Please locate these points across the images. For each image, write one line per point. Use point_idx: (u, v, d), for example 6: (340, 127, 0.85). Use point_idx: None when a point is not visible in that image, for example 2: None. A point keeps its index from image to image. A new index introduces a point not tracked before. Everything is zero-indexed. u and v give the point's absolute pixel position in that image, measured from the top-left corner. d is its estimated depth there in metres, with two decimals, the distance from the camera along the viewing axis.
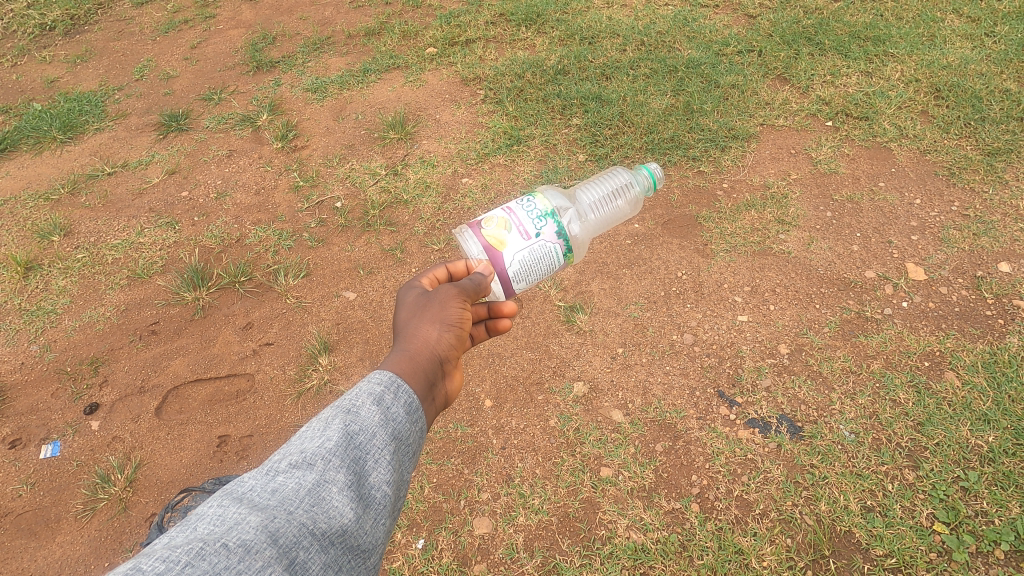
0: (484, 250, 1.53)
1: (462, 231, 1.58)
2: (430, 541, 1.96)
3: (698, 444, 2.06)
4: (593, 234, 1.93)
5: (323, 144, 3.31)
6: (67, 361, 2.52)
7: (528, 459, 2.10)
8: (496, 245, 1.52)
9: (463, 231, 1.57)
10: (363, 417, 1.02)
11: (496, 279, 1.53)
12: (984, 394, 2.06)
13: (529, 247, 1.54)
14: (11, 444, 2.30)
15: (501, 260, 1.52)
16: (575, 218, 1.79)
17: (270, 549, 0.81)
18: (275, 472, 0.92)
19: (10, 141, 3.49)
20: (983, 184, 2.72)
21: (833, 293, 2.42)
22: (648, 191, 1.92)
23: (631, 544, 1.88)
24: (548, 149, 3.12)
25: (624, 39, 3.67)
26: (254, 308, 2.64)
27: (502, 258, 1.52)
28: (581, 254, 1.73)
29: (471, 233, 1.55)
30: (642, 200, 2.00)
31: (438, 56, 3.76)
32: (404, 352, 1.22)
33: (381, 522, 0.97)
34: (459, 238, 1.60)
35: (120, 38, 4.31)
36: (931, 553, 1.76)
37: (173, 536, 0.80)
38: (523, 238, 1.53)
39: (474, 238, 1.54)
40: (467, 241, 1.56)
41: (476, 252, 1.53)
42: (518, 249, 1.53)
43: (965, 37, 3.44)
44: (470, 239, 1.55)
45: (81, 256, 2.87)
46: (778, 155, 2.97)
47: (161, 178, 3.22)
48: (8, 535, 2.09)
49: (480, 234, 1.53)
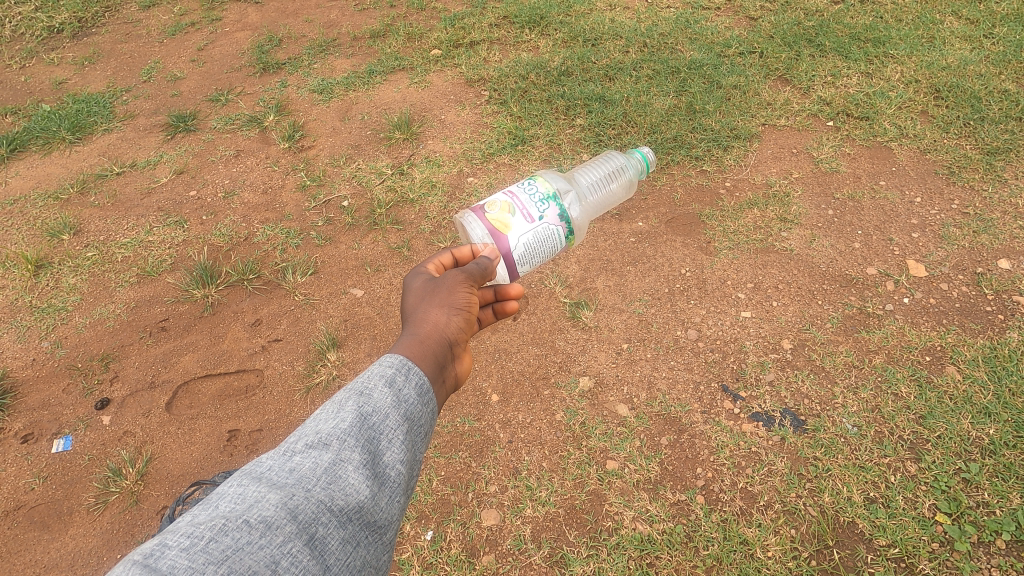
0: (492, 232, 1.57)
1: (467, 218, 1.63)
2: (439, 533, 1.98)
3: (703, 438, 2.09)
4: (591, 216, 2.00)
5: (329, 145, 3.34)
6: (78, 357, 2.55)
7: (534, 452, 2.13)
8: (502, 227, 1.56)
9: (470, 218, 1.61)
10: (376, 399, 1.04)
11: (502, 262, 1.56)
12: (984, 387, 2.09)
13: (532, 228, 1.57)
14: (23, 438, 2.33)
15: (508, 240, 1.55)
16: (576, 201, 1.81)
17: (290, 524, 0.84)
18: (292, 452, 0.95)
19: (19, 142, 3.53)
20: (983, 182, 2.76)
21: (834, 290, 2.45)
22: (641, 174, 1.96)
23: (638, 535, 1.90)
24: (552, 149, 3.16)
25: (626, 41, 3.72)
26: (262, 305, 2.67)
27: (509, 239, 1.56)
28: (582, 235, 1.76)
29: (479, 217, 1.59)
30: (635, 183, 2.08)
31: (443, 58, 3.81)
32: (413, 336, 1.24)
33: (396, 500, 0.99)
34: (464, 224, 1.65)
35: (126, 41, 4.36)
36: (933, 543, 1.79)
37: (196, 514, 0.83)
38: (527, 218, 1.57)
39: (481, 222, 1.59)
40: (474, 226, 1.59)
41: (486, 233, 1.57)
42: (524, 229, 1.56)
43: (964, 39, 3.48)
44: (479, 222, 1.59)
45: (91, 255, 2.91)
46: (780, 154, 3.00)
47: (169, 178, 3.25)
48: (21, 527, 2.11)
49: (488, 217, 1.58)
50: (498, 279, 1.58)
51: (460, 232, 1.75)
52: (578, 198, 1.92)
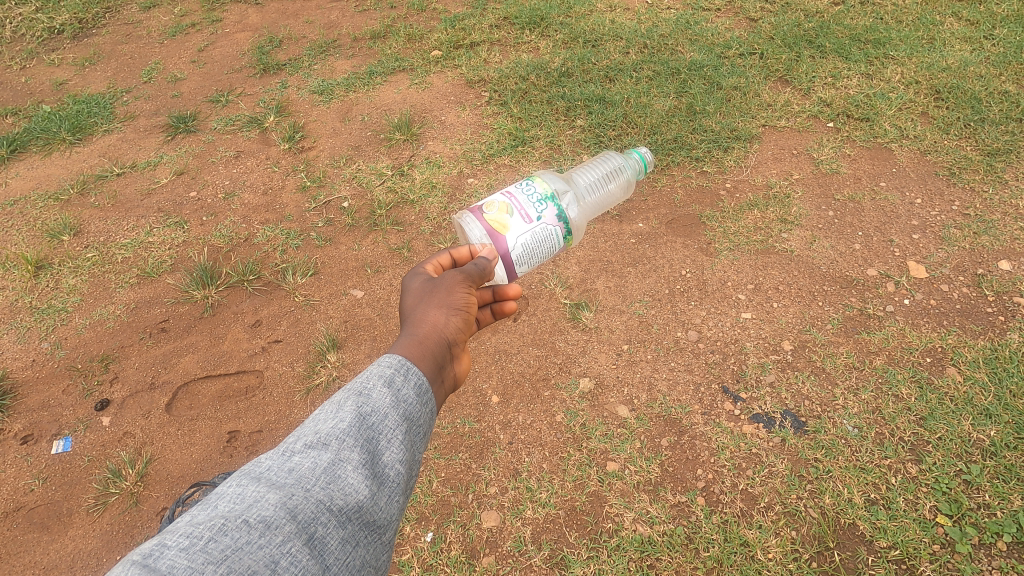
0: (490, 233, 1.57)
1: (465, 218, 1.63)
2: (439, 534, 1.98)
3: (703, 439, 2.09)
4: (590, 216, 2.00)
5: (330, 146, 3.34)
6: (78, 358, 2.55)
7: (534, 454, 2.13)
8: (501, 227, 1.56)
9: (469, 219, 1.60)
10: (375, 399, 1.03)
11: (500, 262, 1.56)
12: (985, 389, 2.09)
13: (530, 228, 1.57)
14: (23, 440, 2.33)
15: (507, 240, 1.55)
16: (574, 201, 1.82)
17: (289, 524, 0.84)
18: (291, 452, 0.95)
19: (20, 143, 3.53)
20: (983, 184, 2.76)
21: (835, 291, 2.45)
22: (640, 173, 1.95)
23: (639, 537, 1.90)
24: (552, 150, 3.16)
25: (626, 42, 3.72)
26: (263, 306, 2.67)
27: (507, 240, 1.56)
28: (580, 235, 1.76)
29: (478, 218, 1.59)
30: (633, 183, 2.09)
31: (443, 59, 3.81)
32: (412, 336, 1.24)
33: (395, 499, 0.98)
34: (462, 225, 1.65)
35: (127, 42, 4.36)
36: (934, 545, 1.78)
37: (195, 514, 0.83)
38: (525, 219, 1.57)
39: (480, 223, 1.58)
40: (473, 226, 1.59)
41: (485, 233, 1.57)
42: (522, 229, 1.57)
43: (965, 40, 3.48)
44: (478, 222, 1.59)
45: (91, 256, 2.90)
46: (781, 155, 3.00)
47: (169, 179, 3.25)
48: (21, 529, 2.11)
49: (487, 218, 1.58)
50: (497, 279, 1.58)
51: (459, 233, 1.75)
52: (577, 199, 1.92)
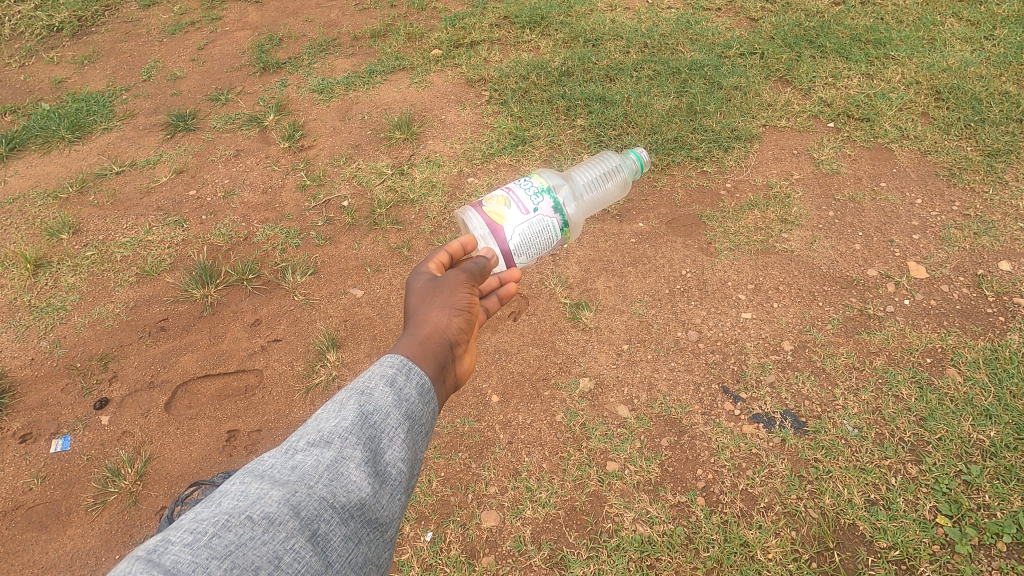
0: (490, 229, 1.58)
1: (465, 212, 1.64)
2: (439, 534, 1.97)
3: (703, 439, 2.09)
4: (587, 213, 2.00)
5: (330, 144, 3.34)
6: (77, 357, 2.54)
7: (534, 453, 2.12)
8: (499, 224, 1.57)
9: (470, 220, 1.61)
10: (377, 397, 1.03)
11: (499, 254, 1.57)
12: (985, 389, 2.09)
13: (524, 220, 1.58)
14: (22, 438, 2.32)
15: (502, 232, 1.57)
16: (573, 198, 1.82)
17: (292, 521, 0.84)
18: (294, 450, 0.94)
19: (18, 141, 3.52)
20: (984, 184, 2.75)
21: (835, 292, 2.45)
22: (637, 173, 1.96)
23: (638, 537, 1.90)
24: (553, 149, 3.16)
25: (627, 42, 3.72)
26: (262, 305, 2.66)
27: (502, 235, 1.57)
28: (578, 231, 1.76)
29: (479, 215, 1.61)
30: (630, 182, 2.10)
31: (443, 58, 3.81)
32: (414, 336, 1.23)
33: (397, 498, 0.98)
34: (462, 218, 1.66)
35: (126, 40, 4.35)
36: (934, 545, 1.78)
37: (198, 511, 0.82)
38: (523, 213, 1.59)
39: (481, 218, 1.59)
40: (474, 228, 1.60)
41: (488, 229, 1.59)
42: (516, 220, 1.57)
43: (965, 40, 3.49)
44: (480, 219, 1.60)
45: (90, 255, 2.90)
46: (781, 155, 3.01)
47: (168, 178, 3.25)
48: (20, 528, 2.10)
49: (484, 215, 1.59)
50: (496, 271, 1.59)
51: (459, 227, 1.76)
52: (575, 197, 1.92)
